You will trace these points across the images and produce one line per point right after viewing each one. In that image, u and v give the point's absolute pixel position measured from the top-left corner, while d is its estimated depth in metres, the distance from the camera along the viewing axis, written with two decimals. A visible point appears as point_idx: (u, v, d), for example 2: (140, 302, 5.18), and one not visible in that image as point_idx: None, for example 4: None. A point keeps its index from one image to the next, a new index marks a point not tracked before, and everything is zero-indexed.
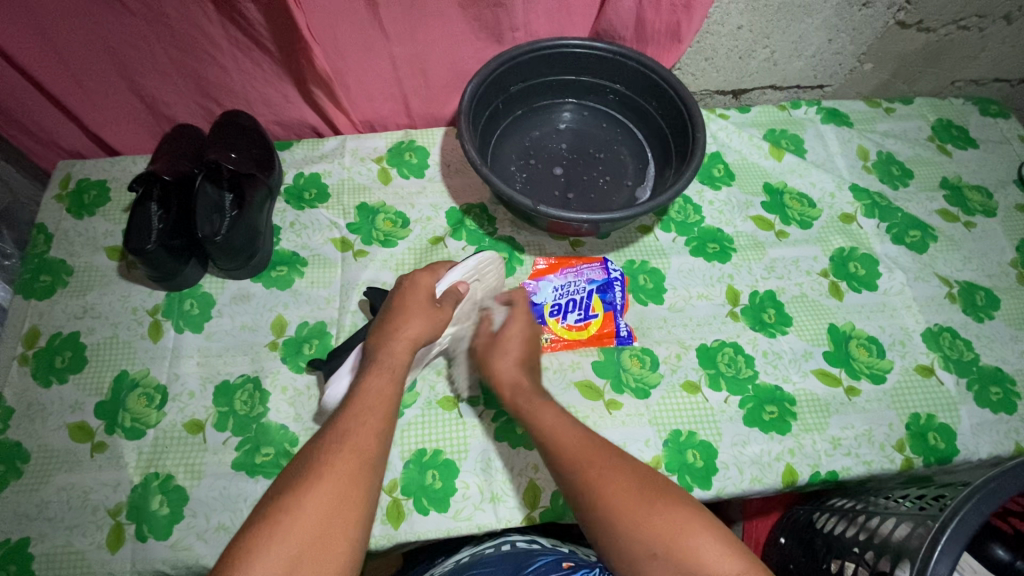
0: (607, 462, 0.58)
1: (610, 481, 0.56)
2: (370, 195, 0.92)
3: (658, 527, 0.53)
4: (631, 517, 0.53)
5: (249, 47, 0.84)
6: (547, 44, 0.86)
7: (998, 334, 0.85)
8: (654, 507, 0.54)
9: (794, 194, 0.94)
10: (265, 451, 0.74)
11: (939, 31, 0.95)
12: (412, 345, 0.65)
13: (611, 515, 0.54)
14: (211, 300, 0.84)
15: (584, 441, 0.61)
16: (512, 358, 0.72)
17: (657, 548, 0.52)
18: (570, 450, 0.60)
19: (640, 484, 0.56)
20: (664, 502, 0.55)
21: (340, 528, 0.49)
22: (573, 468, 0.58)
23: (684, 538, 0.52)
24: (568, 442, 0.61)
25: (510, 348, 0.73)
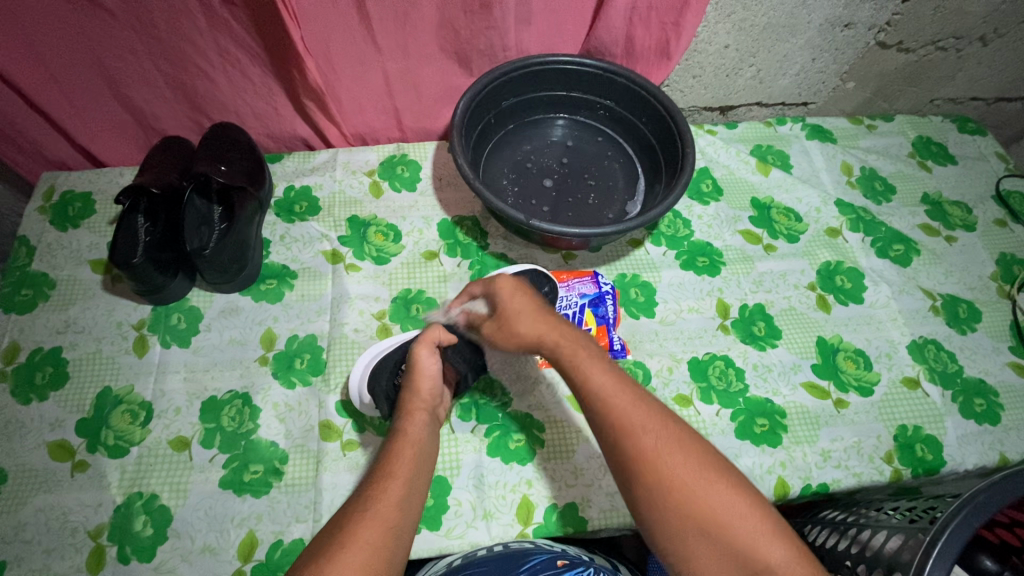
0: (668, 433, 0.55)
1: (669, 459, 0.54)
2: (361, 208, 0.92)
3: (714, 509, 0.51)
4: (690, 495, 0.52)
5: (240, 61, 0.84)
6: (538, 60, 0.87)
7: (981, 346, 0.87)
8: (712, 489, 0.52)
9: (781, 209, 0.96)
10: (254, 468, 0.72)
11: (918, 51, 0.98)
12: (425, 396, 0.68)
13: (666, 491, 0.53)
14: (198, 314, 0.82)
15: (640, 405, 0.57)
16: (523, 315, 0.64)
17: (711, 528, 0.51)
18: (628, 416, 0.56)
19: (698, 459, 0.54)
20: (722, 484, 0.53)
21: (388, 543, 0.52)
22: (630, 434, 0.55)
23: (740, 527, 0.51)
24: (621, 406, 0.57)
25: (518, 307, 0.65)
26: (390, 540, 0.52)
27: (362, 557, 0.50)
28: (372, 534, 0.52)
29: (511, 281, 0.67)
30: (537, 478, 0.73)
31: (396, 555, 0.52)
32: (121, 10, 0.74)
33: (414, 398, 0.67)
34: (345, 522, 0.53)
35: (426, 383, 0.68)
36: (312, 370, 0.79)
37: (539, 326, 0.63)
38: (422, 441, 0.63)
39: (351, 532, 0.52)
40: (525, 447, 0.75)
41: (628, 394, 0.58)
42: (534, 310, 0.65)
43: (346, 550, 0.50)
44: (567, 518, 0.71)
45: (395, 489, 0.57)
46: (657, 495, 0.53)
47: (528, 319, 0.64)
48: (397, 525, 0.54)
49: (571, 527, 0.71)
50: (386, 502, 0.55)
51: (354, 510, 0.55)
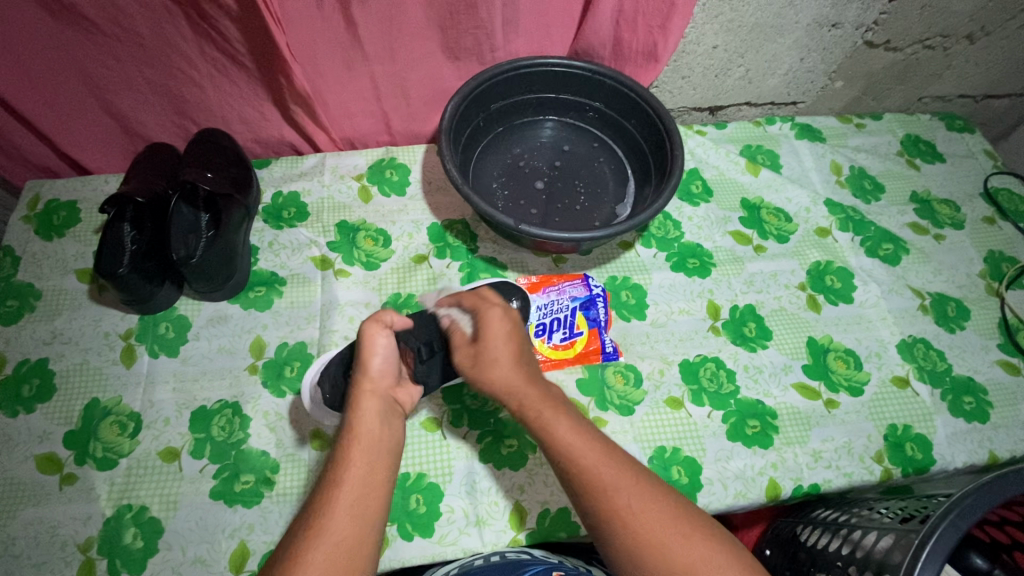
0: (638, 486, 0.58)
1: (642, 512, 0.56)
2: (350, 213, 0.91)
3: (688, 561, 0.53)
4: (664, 550, 0.54)
5: (225, 67, 0.84)
6: (526, 63, 0.87)
7: (970, 344, 0.87)
8: (684, 542, 0.54)
9: (771, 209, 0.96)
10: (244, 478, 0.72)
11: (906, 50, 0.98)
12: (375, 381, 0.65)
13: (640, 544, 0.54)
14: (187, 323, 0.82)
15: (608, 461, 0.59)
16: (503, 363, 0.66)
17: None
18: (599, 473, 0.58)
19: (670, 511, 0.56)
20: (695, 536, 0.55)
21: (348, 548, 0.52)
22: (599, 489, 0.57)
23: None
24: (591, 465, 0.58)
25: (498, 351, 0.66)
26: (348, 547, 0.52)
27: (318, 568, 0.50)
28: (330, 541, 0.52)
29: (496, 318, 0.68)
30: (530, 483, 0.73)
31: (357, 560, 0.52)
32: (102, 16, 0.73)
33: (360, 383, 0.64)
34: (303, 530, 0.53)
35: (374, 363, 0.66)
36: (302, 379, 0.78)
37: (519, 373, 0.65)
38: (381, 428, 0.61)
39: (300, 558, 0.51)
40: (518, 452, 0.75)
41: (597, 450, 0.60)
42: (513, 358, 0.66)
43: (302, 561, 0.50)
44: (560, 522, 0.71)
45: (349, 488, 0.56)
46: (633, 552, 0.54)
47: (512, 363, 0.66)
48: (357, 530, 0.54)
49: (564, 531, 0.71)
50: (342, 503, 0.55)
51: (312, 515, 0.54)
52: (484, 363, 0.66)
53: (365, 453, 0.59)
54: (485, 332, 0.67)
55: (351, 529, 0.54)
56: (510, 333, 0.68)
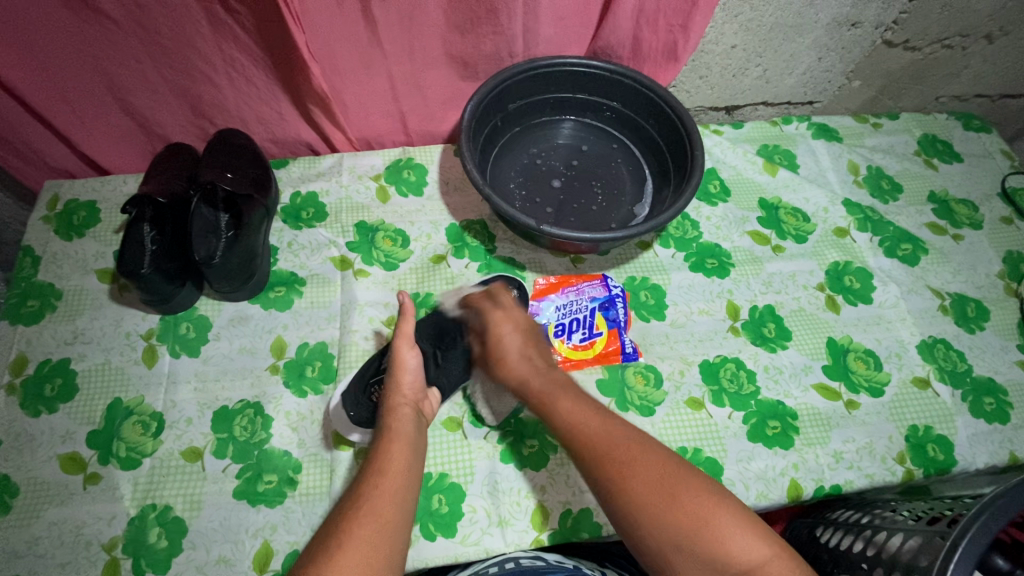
0: (629, 448, 0.59)
1: (632, 471, 0.57)
2: (368, 213, 0.91)
3: (681, 515, 0.53)
4: (655, 507, 0.54)
5: (244, 67, 0.84)
6: (545, 63, 0.87)
7: (990, 345, 0.87)
8: (676, 496, 0.54)
9: (789, 209, 0.95)
10: (267, 478, 0.72)
11: (924, 49, 0.98)
12: (409, 394, 0.69)
13: (635, 504, 0.55)
14: (207, 323, 0.82)
15: (604, 428, 0.61)
16: (513, 356, 0.70)
17: (682, 539, 0.53)
18: (594, 439, 0.60)
19: (660, 469, 0.57)
20: (689, 491, 0.55)
21: (388, 539, 0.53)
22: (593, 454, 0.59)
23: (711, 529, 0.52)
24: (588, 432, 0.61)
25: (509, 343, 0.71)
26: (388, 536, 0.53)
27: (361, 553, 0.50)
28: (371, 530, 0.53)
29: (507, 310, 0.74)
30: (551, 484, 0.73)
31: (395, 551, 0.53)
32: (124, 16, 0.73)
33: (399, 395, 0.68)
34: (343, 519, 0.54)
35: (407, 379, 0.69)
36: (323, 379, 0.78)
37: (526, 364, 0.69)
38: (410, 435, 0.64)
39: (347, 533, 0.52)
40: (539, 452, 0.75)
41: (593, 420, 0.62)
42: (522, 349, 0.71)
43: (344, 547, 0.51)
44: (582, 523, 0.71)
45: (389, 486, 0.58)
46: (628, 511, 0.55)
47: (519, 353, 0.70)
48: (394, 525, 0.54)
49: (586, 532, 0.71)
50: (381, 498, 0.56)
51: (349, 508, 0.55)
52: (498, 356, 0.71)
53: (405, 449, 0.62)
54: (493, 330, 0.72)
55: (393, 511, 0.56)
56: (523, 331, 0.72)
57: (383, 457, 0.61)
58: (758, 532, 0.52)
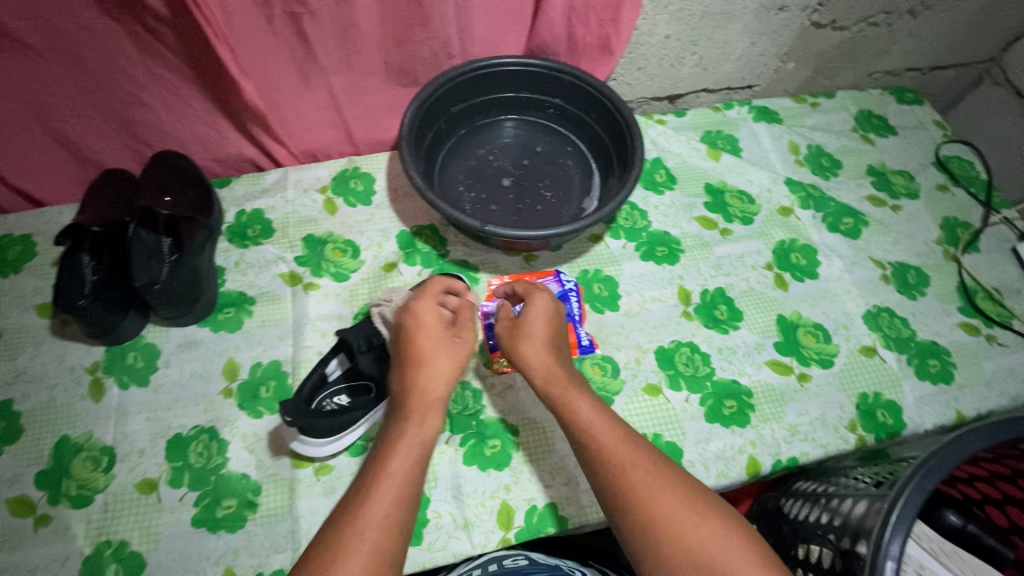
0: (657, 469, 0.62)
1: (657, 494, 0.59)
2: (316, 226, 0.89)
3: (705, 543, 0.56)
4: (679, 530, 0.57)
5: (175, 85, 0.83)
6: (482, 64, 0.87)
7: (932, 309, 0.90)
8: (701, 521, 0.58)
9: (734, 192, 0.97)
10: (227, 503, 0.71)
11: (852, 29, 1.01)
12: (433, 374, 0.66)
13: (655, 524, 0.58)
14: (156, 351, 0.80)
15: (634, 450, 0.63)
16: (537, 342, 0.71)
17: (703, 560, 0.55)
18: (614, 457, 0.62)
19: (684, 496, 0.60)
20: (709, 517, 0.58)
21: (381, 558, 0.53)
22: (620, 469, 0.61)
23: (727, 559, 0.55)
24: (612, 450, 0.63)
25: (536, 330, 0.72)
26: (385, 548, 0.54)
27: None
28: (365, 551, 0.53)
29: (545, 304, 0.73)
30: (515, 482, 0.74)
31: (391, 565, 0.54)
32: (43, 42, 0.72)
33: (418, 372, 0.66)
34: (334, 539, 0.54)
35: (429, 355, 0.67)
36: (278, 398, 0.77)
37: (548, 354, 0.70)
38: (424, 442, 0.62)
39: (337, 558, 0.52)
40: (502, 452, 0.75)
41: (615, 435, 0.64)
42: (548, 340, 0.71)
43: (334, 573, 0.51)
44: (547, 518, 0.72)
45: (391, 493, 0.57)
46: (648, 530, 0.58)
47: (545, 341, 0.71)
48: (392, 537, 0.55)
49: (552, 526, 0.71)
50: (378, 509, 0.56)
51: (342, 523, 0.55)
52: (524, 340, 0.71)
53: (413, 447, 0.61)
54: (527, 312, 0.73)
55: (390, 522, 0.56)
56: (548, 321, 0.73)
57: (391, 454, 0.60)
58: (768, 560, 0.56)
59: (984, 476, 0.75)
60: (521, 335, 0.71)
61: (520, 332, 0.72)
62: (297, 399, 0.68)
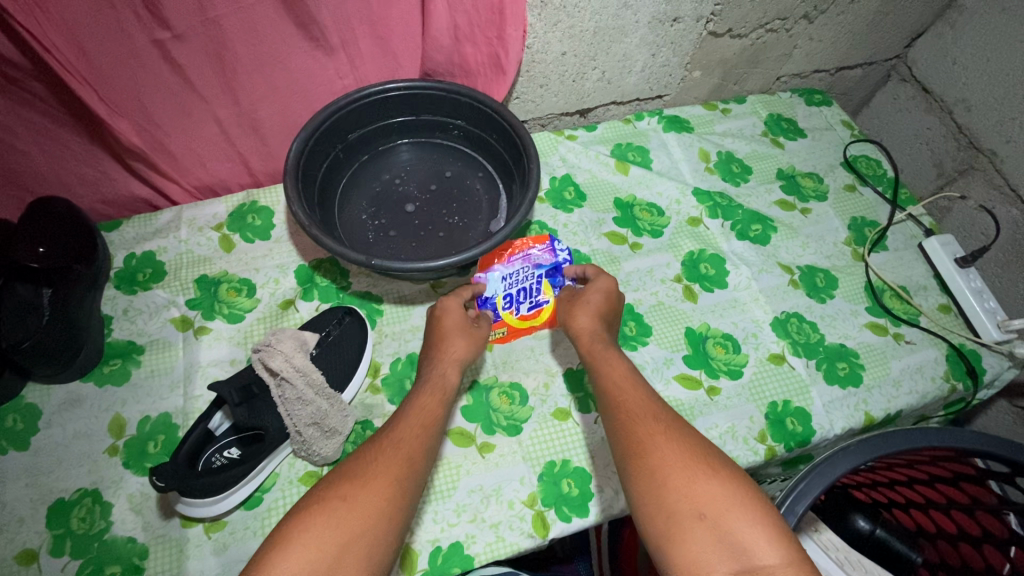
0: (672, 426, 0.60)
1: (665, 443, 0.58)
2: (210, 266, 0.86)
3: (709, 495, 0.53)
4: (685, 478, 0.55)
5: (46, 128, 0.79)
6: (372, 90, 0.85)
7: (840, 311, 0.91)
8: (711, 475, 0.55)
9: (643, 205, 0.97)
10: (110, 570, 0.67)
11: (750, 35, 1.01)
12: (450, 356, 0.71)
13: (662, 474, 0.56)
14: (36, 411, 0.76)
15: (654, 408, 0.63)
16: (591, 308, 0.75)
17: (708, 512, 0.52)
18: (636, 410, 0.63)
19: (696, 451, 0.57)
20: (723, 474, 0.55)
21: (385, 504, 0.54)
22: (637, 424, 0.61)
23: (732, 516, 0.51)
24: (635, 404, 0.64)
25: (592, 299, 0.76)
26: (395, 492, 0.56)
27: (343, 519, 0.52)
28: (374, 493, 0.55)
29: (607, 282, 0.79)
30: (419, 523, 0.71)
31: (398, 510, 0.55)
32: None
33: (441, 353, 0.72)
34: (341, 479, 0.56)
35: (453, 340, 0.73)
36: (167, 452, 0.74)
37: (597, 325, 0.74)
38: (437, 413, 0.66)
39: (342, 497, 0.54)
40: None
41: (640, 393, 0.65)
42: (601, 311, 0.75)
43: (334, 508, 0.52)
44: (452, 558, 0.69)
45: (410, 445, 0.60)
46: (656, 476, 0.56)
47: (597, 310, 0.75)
48: (399, 487, 0.56)
49: (458, 566, 0.69)
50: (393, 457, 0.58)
51: (357, 466, 0.57)
52: (580, 308, 0.76)
53: (425, 417, 0.64)
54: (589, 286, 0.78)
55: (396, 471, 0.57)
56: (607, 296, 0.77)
57: (403, 420, 0.64)
58: (777, 529, 0.51)
59: (886, 482, 0.77)
60: (578, 302, 0.77)
61: (574, 297, 0.78)
62: (174, 462, 0.65)
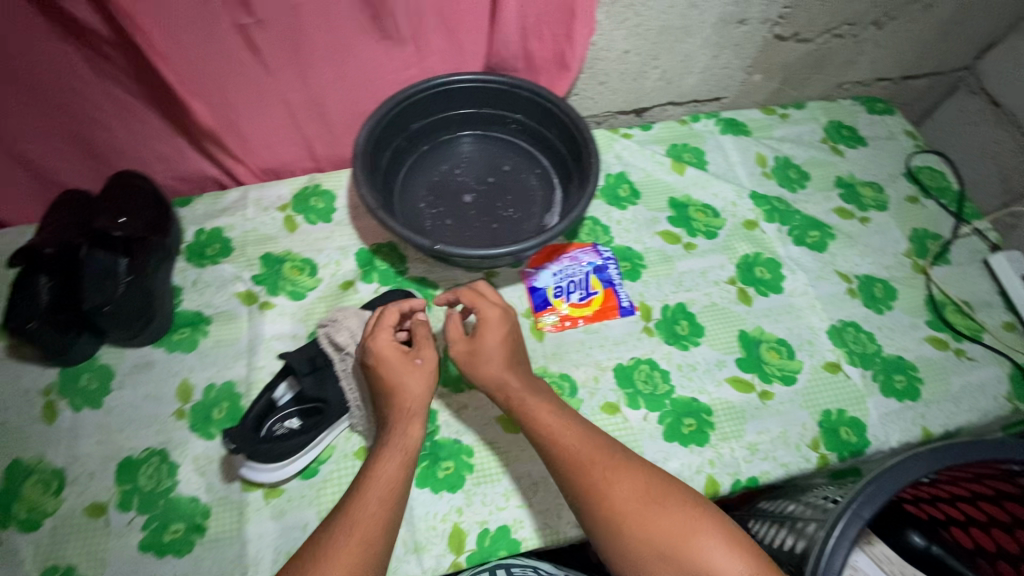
0: (614, 461, 0.63)
1: (615, 484, 0.61)
2: (275, 245, 0.89)
3: (666, 530, 0.57)
4: (640, 520, 0.58)
5: (132, 106, 0.83)
6: (439, 82, 0.87)
7: (899, 323, 0.89)
8: (663, 510, 0.59)
9: (699, 206, 0.97)
10: (174, 527, 0.70)
11: (816, 40, 1.00)
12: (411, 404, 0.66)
13: (619, 517, 0.59)
14: (110, 372, 0.80)
15: (594, 445, 0.65)
16: (495, 361, 0.70)
17: (667, 550, 0.56)
18: (575, 451, 0.64)
19: (644, 486, 0.61)
20: (671, 505, 0.59)
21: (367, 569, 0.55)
22: (582, 469, 0.62)
23: (694, 546, 0.56)
24: (571, 447, 0.64)
25: (491, 351, 0.70)
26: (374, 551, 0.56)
27: None
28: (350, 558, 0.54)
29: (495, 316, 0.72)
30: (468, 505, 0.73)
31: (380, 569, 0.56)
32: None
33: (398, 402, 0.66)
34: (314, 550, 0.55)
35: (405, 386, 0.66)
36: (230, 419, 0.77)
37: (505, 370, 0.70)
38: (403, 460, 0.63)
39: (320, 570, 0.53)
40: (455, 473, 0.74)
41: (577, 431, 0.66)
42: (505, 359, 0.70)
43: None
44: (499, 541, 0.71)
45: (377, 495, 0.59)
46: (613, 523, 0.59)
47: (496, 350, 0.70)
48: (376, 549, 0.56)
49: (504, 550, 0.70)
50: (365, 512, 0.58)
51: (328, 532, 0.57)
52: (481, 360, 0.70)
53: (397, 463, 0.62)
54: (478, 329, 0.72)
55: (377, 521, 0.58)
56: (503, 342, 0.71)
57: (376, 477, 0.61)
58: (733, 538, 0.57)
59: (947, 498, 0.74)
60: (478, 352, 0.71)
61: (470, 347, 0.71)
62: (242, 426, 0.68)
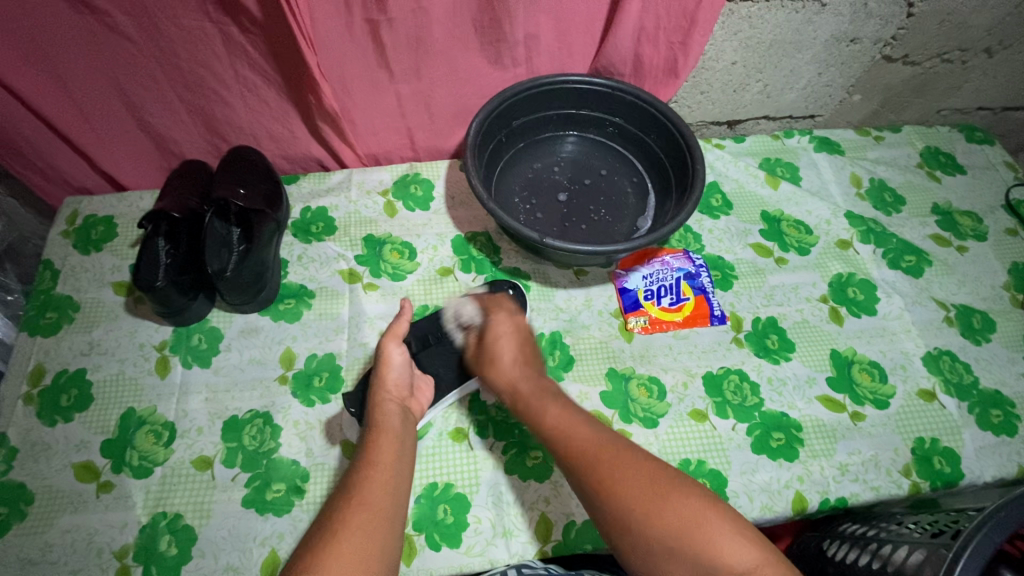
0: (622, 454, 0.60)
1: (624, 474, 0.58)
2: (376, 227, 0.93)
3: (677, 518, 0.54)
4: (650, 509, 0.55)
5: (256, 85, 0.87)
6: (548, 80, 0.89)
7: (996, 357, 0.87)
8: (670, 498, 0.55)
9: (791, 221, 0.96)
10: (276, 487, 0.73)
11: (924, 64, 0.99)
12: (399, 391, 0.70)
13: (628, 508, 0.56)
14: (219, 335, 0.84)
15: (601, 440, 0.62)
16: (503, 361, 0.72)
17: (679, 537, 0.53)
18: (580, 447, 0.61)
19: (650, 475, 0.58)
20: (681, 493, 0.56)
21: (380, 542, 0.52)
22: (587, 461, 0.60)
23: (708, 535, 0.52)
24: (580, 441, 0.62)
25: (503, 348, 0.73)
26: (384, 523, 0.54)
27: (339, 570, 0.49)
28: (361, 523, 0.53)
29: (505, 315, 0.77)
30: (555, 495, 0.74)
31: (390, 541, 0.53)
32: (143, 36, 0.77)
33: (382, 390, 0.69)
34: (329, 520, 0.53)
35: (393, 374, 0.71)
36: (331, 389, 0.80)
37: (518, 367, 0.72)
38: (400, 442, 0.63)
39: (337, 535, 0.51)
40: (543, 464, 0.76)
41: (584, 425, 0.64)
42: (518, 352, 0.73)
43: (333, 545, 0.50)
44: (586, 534, 0.71)
45: (379, 477, 0.58)
46: (623, 517, 0.56)
47: (513, 358, 0.73)
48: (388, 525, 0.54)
49: (590, 544, 0.71)
50: (373, 491, 0.56)
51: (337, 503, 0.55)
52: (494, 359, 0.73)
53: (392, 442, 0.62)
54: (489, 335, 0.75)
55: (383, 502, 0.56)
56: (504, 357, 0.72)
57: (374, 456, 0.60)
58: (743, 523, 0.54)
59: None
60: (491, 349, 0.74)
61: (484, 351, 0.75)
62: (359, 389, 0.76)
